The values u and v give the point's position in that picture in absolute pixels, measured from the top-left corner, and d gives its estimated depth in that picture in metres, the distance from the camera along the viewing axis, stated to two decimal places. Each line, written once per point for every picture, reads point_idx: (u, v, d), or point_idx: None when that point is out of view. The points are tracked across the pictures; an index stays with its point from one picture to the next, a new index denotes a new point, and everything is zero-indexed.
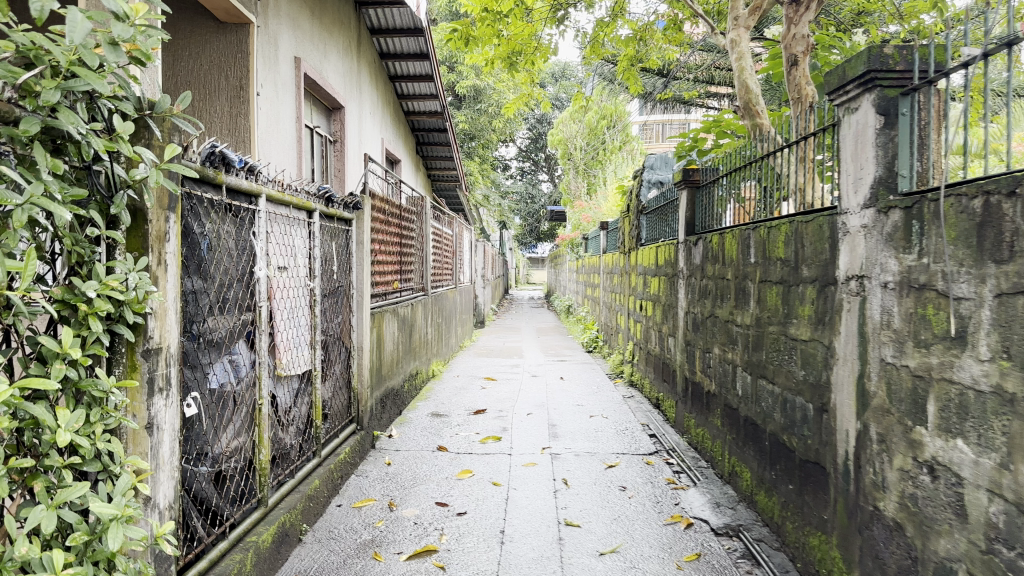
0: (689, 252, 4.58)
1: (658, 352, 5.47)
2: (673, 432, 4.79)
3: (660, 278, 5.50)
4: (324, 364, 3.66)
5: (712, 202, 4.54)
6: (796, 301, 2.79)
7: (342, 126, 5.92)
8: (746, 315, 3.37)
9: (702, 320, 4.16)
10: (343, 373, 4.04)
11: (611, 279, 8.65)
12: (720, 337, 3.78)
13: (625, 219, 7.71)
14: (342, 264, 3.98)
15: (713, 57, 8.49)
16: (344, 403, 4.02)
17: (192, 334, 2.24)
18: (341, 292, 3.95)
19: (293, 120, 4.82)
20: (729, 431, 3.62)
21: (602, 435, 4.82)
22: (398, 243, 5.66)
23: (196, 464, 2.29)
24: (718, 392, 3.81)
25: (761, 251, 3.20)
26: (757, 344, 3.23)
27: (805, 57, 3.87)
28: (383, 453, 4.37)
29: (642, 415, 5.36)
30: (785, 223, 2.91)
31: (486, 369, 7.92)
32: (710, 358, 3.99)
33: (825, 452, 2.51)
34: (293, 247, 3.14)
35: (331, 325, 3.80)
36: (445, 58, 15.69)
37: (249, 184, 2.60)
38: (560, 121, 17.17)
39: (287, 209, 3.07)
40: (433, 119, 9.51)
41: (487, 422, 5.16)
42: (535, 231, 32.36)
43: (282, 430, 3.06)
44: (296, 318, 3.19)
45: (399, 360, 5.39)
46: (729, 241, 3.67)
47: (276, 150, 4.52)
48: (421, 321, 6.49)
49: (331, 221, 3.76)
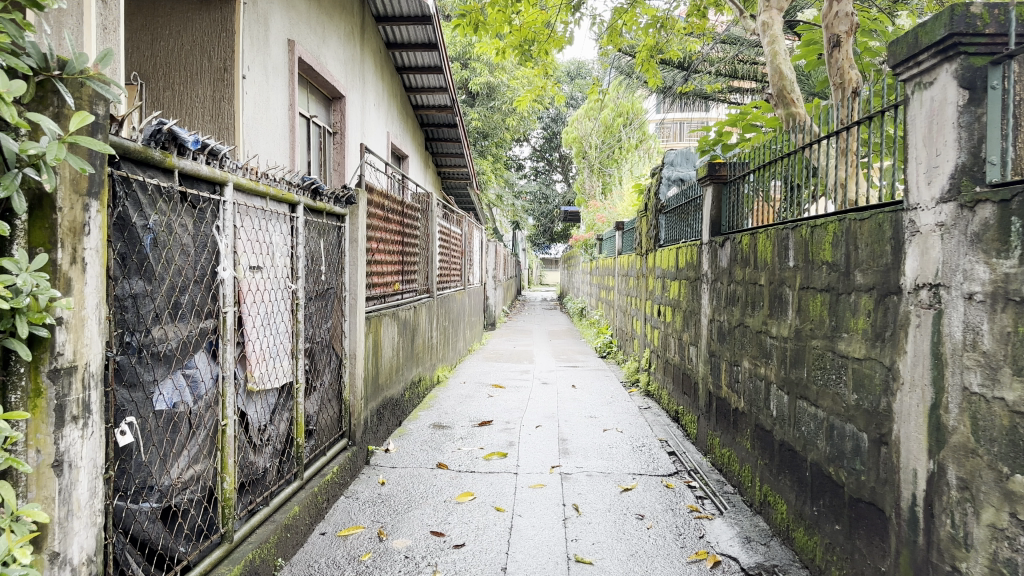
0: (713, 254, 4.18)
1: (678, 362, 5.09)
2: (695, 451, 4.39)
3: (680, 281, 5.11)
4: (309, 375, 3.29)
5: (739, 199, 4.14)
6: (846, 312, 2.41)
7: (342, 118, 5.58)
8: (783, 327, 2.99)
9: (729, 329, 3.77)
10: (333, 384, 3.68)
11: (627, 281, 8.26)
12: (751, 349, 3.40)
13: (642, 218, 7.30)
14: (333, 263, 3.61)
15: (737, 50, 8.08)
16: (333, 416, 3.66)
17: (129, 347, 1.88)
18: (331, 296, 3.59)
19: (286, 108, 4.48)
20: (761, 455, 3.23)
21: (617, 452, 4.43)
22: (400, 242, 5.28)
23: (135, 502, 1.93)
24: (749, 411, 3.42)
25: (802, 254, 2.81)
26: (796, 359, 2.84)
27: (849, 37, 3.46)
28: (377, 471, 4.00)
29: (660, 429, 4.97)
30: (834, 222, 2.52)
31: (494, 374, 7.54)
32: (738, 373, 3.60)
33: (885, 493, 2.12)
34: (270, 245, 2.78)
35: (319, 332, 3.44)
36: (458, 55, 15.29)
37: (210, 170, 2.25)
38: (575, 119, 16.80)
39: (262, 202, 2.70)
40: (442, 114, 9.15)
41: (493, 436, 4.78)
42: (548, 232, 32.01)
43: (254, 452, 2.69)
44: (274, 324, 2.83)
45: (399, 366, 5.02)
46: (763, 242, 3.28)
47: (265, 139, 4.16)
48: (425, 324, 6.12)
49: (319, 216, 3.39)
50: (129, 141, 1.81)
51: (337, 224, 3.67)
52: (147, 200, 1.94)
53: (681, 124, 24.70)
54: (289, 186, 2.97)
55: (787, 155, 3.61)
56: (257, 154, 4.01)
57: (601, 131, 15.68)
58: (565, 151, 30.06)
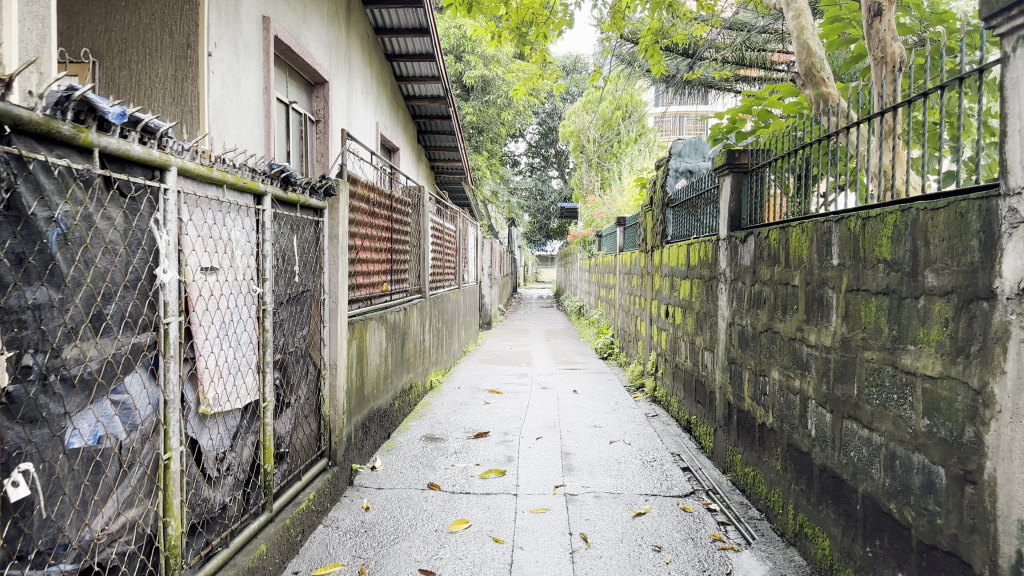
0: (732, 250, 3.80)
1: (690, 368, 4.70)
2: (712, 467, 4.00)
3: (692, 280, 4.72)
4: (280, 390, 2.89)
5: (760, 190, 3.75)
6: (913, 320, 2.02)
7: (325, 106, 5.17)
8: (825, 335, 2.60)
9: (753, 334, 3.39)
10: (311, 398, 3.27)
11: (630, 279, 7.88)
12: (782, 358, 3.01)
13: (647, 214, 6.92)
14: (309, 263, 3.21)
15: (746, 35, 7.71)
16: (310, 433, 3.25)
17: (28, 372, 1.47)
18: (307, 299, 3.18)
19: (261, 92, 4.08)
20: (796, 480, 2.84)
21: (625, 468, 4.04)
22: (388, 239, 4.88)
23: (39, 567, 1.52)
24: (779, 429, 3.03)
25: (852, 250, 2.42)
26: (843, 373, 2.45)
27: (891, 5, 3.07)
28: (361, 493, 3.59)
29: (670, 441, 4.58)
30: (897, 212, 2.13)
31: (491, 378, 7.14)
32: (765, 384, 3.21)
33: (972, 544, 1.72)
34: (228, 242, 2.37)
35: (293, 340, 3.04)
36: (452, 47, 14.87)
37: (144, 150, 1.84)
38: (573, 112, 16.43)
39: (217, 192, 2.30)
40: (435, 105, 8.73)
41: (490, 450, 4.38)
42: (545, 229, 31.65)
43: (209, 485, 2.30)
44: (234, 334, 2.42)
45: (388, 373, 4.62)
46: (796, 236, 2.89)
47: (236, 125, 3.76)
48: (416, 326, 5.71)
49: (292, 210, 2.99)
50: (23, 108, 1.41)
51: (315, 219, 3.27)
52: (54, 185, 1.53)
53: (680, 118, 24.30)
54: (253, 174, 2.57)
55: (817, 139, 3.21)
56: (226, 142, 3.60)
57: (599, 125, 15.30)
58: (561, 147, 29.65)
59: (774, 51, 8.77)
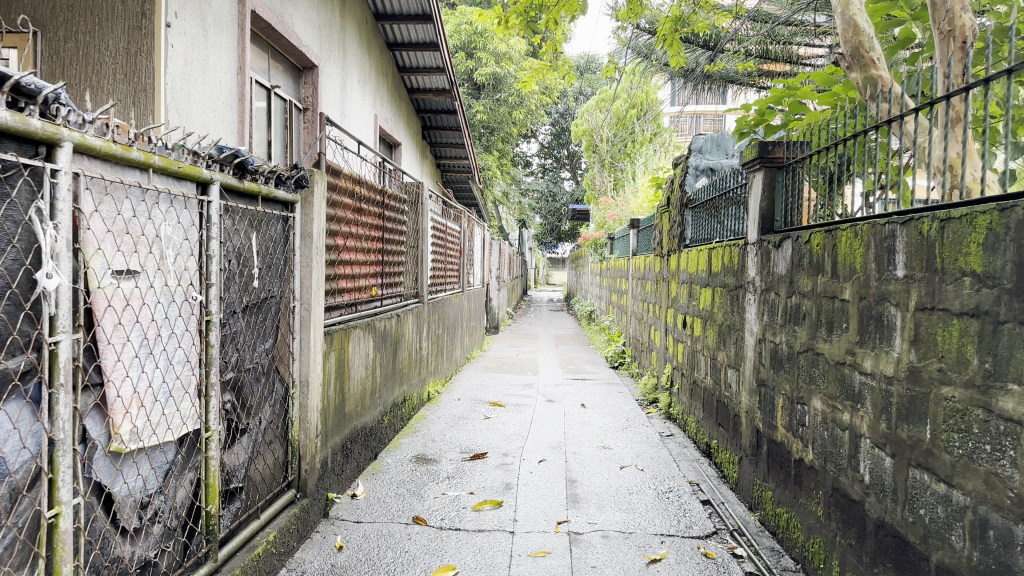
0: (762, 257, 3.34)
1: (710, 387, 4.23)
2: (736, 502, 3.54)
3: (714, 288, 4.26)
4: (232, 415, 2.46)
5: (792, 189, 3.29)
6: (1016, 352, 1.56)
7: (314, 93, 4.75)
8: (886, 362, 2.13)
9: (789, 354, 2.93)
10: (276, 421, 2.84)
11: (644, 284, 7.42)
12: (827, 387, 2.55)
13: (662, 215, 6.47)
14: (275, 265, 2.77)
15: (771, 26, 7.24)
16: (274, 461, 2.82)
17: None
18: (271, 307, 2.75)
19: (234, 73, 3.65)
20: (842, 531, 2.38)
21: (638, 500, 3.58)
22: (380, 238, 4.43)
23: None
24: (823, 469, 2.57)
25: (923, 260, 1.96)
26: (912, 411, 1.98)
27: None
28: (337, 528, 3.15)
29: (687, 467, 4.12)
30: (992, 212, 1.67)
31: (494, 388, 6.70)
32: (805, 415, 2.75)
33: None
34: (155, 239, 1.94)
35: (252, 356, 2.60)
36: (461, 43, 14.34)
37: (21, 120, 1.41)
38: (586, 111, 15.99)
39: (137, 176, 1.87)
40: (440, 99, 8.26)
41: (486, 474, 3.93)
42: (556, 231, 31.21)
43: (125, 540, 1.86)
44: (162, 353, 1.99)
45: (376, 387, 4.17)
46: (847, 242, 2.43)
47: (200, 107, 3.32)
48: (412, 333, 5.27)
49: (251, 203, 2.55)
50: None
51: (282, 214, 2.83)
52: None
53: (695, 118, 23.77)
54: (194, 158, 2.15)
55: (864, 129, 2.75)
56: (186, 125, 3.17)
57: (613, 123, 14.82)
58: (573, 148, 29.16)
59: (800, 44, 8.29)
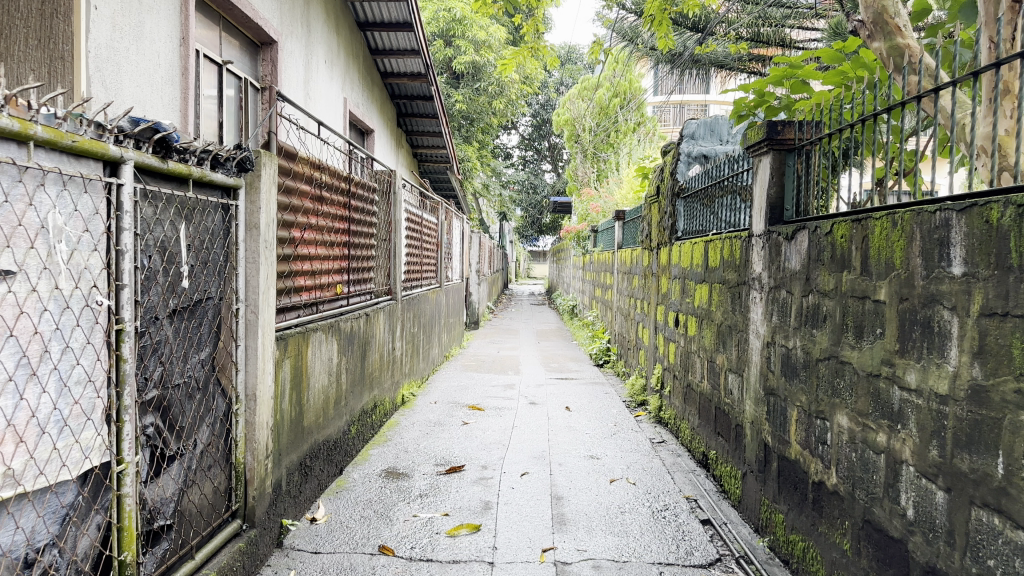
0: (770, 251, 2.99)
1: (708, 392, 3.88)
2: (740, 522, 3.19)
3: (711, 284, 3.90)
4: (155, 440, 2.06)
5: (802, 176, 2.93)
6: None
7: (273, 71, 4.35)
8: (938, 378, 1.77)
9: (806, 362, 2.57)
10: (214, 443, 2.44)
11: (630, 278, 7.07)
12: (858, 402, 2.19)
13: (650, 206, 6.12)
14: (212, 262, 2.37)
15: (765, 6, 6.90)
16: (212, 489, 2.43)
17: None
18: (207, 310, 2.35)
19: (177, 43, 3.25)
20: (876, 572, 2.03)
21: (630, 520, 3.22)
22: (345, 230, 4.03)
23: None
24: (852, 497, 2.21)
25: (992, 256, 1.60)
26: (977, 439, 1.62)
27: None
28: (291, 561, 2.76)
29: (683, 479, 3.77)
30: None
31: (473, 390, 6.31)
32: (827, 433, 2.39)
33: None
34: (39, 230, 1.54)
35: (182, 368, 2.21)
36: (440, 31, 13.92)
37: None
38: (568, 100, 15.63)
39: (14, 151, 1.47)
40: (415, 84, 7.83)
41: (462, 492, 3.55)
42: (537, 224, 30.86)
43: None
44: (51, 374, 1.59)
45: (341, 395, 3.78)
46: (884, 233, 2.06)
47: (132, 79, 2.92)
48: (383, 333, 4.88)
49: (177, 187, 2.15)
50: None
51: (221, 200, 2.43)
52: None
53: (679, 108, 23.47)
54: (98, 131, 1.74)
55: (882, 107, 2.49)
56: (112, 99, 2.77)
57: (596, 112, 14.48)
58: (554, 139, 28.81)
59: (792, 26, 7.97)
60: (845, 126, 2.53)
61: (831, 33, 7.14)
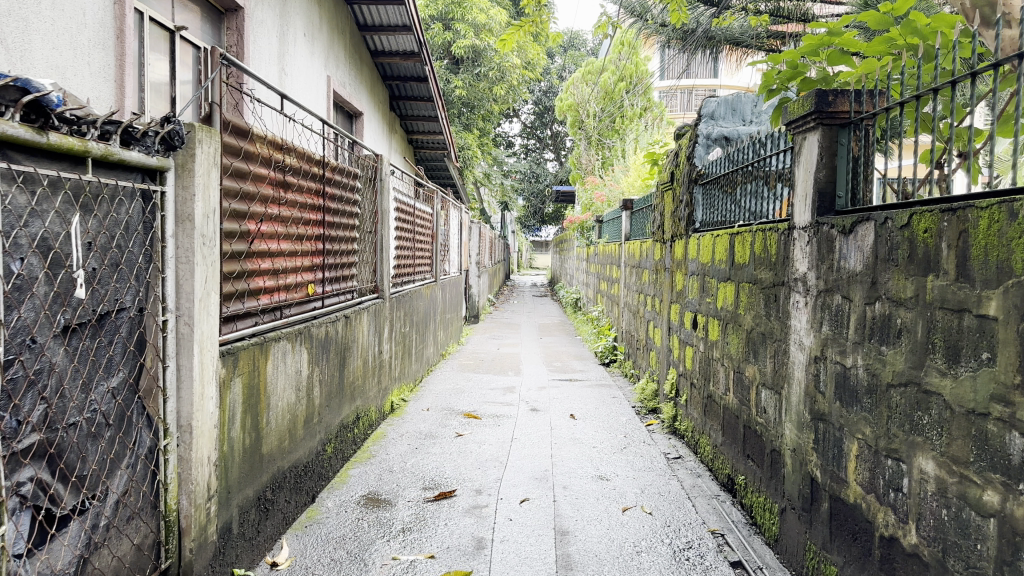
0: (819, 248, 2.48)
1: (734, 408, 3.39)
2: (778, 566, 2.70)
3: (739, 284, 3.40)
4: (35, 498, 1.56)
5: (858, 158, 2.41)
6: None
7: (238, 41, 3.93)
8: None
9: (871, 385, 2.07)
10: (136, 489, 1.96)
11: (640, 272, 6.56)
12: (952, 447, 1.69)
13: (662, 194, 5.61)
14: (127, 263, 1.88)
15: None
16: (133, 548, 1.94)
17: None
18: (120, 325, 1.86)
19: (110, 3, 2.97)
20: None
21: (648, 562, 2.74)
22: (319, 222, 3.52)
23: None
24: (943, 565, 1.72)
25: None
26: None
27: None
28: None
29: (706, 508, 3.27)
30: None
31: (470, 394, 5.82)
32: (904, 476, 1.90)
33: None
34: None
35: (80, 400, 1.71)
36: (439, 14, 13.35)
37: None
38: (572, 84, 15.10)
39: None
40: (408, 63, 7.32)
41: (452, 525, 3.06)
42: (539, 214, 30.36)
43: None
44: None
45: (313, 412, 3.29)
46: (997, 230, 1.55)
47: (46, 41, 2.62)
48: (367, 336, 4.38)
49: (64, 167, 1.64)
50: None
51: (139, 184, 1.93)
52: None
53: (688, 94, 22.87)
54: None
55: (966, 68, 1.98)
56: (16, 62, 2.48)
57: (601, 96, 13.95)
58: (557, 127, 28.24)
59: None
60: (921, 92, 2.04)
61: (861, 5, 6.59)
